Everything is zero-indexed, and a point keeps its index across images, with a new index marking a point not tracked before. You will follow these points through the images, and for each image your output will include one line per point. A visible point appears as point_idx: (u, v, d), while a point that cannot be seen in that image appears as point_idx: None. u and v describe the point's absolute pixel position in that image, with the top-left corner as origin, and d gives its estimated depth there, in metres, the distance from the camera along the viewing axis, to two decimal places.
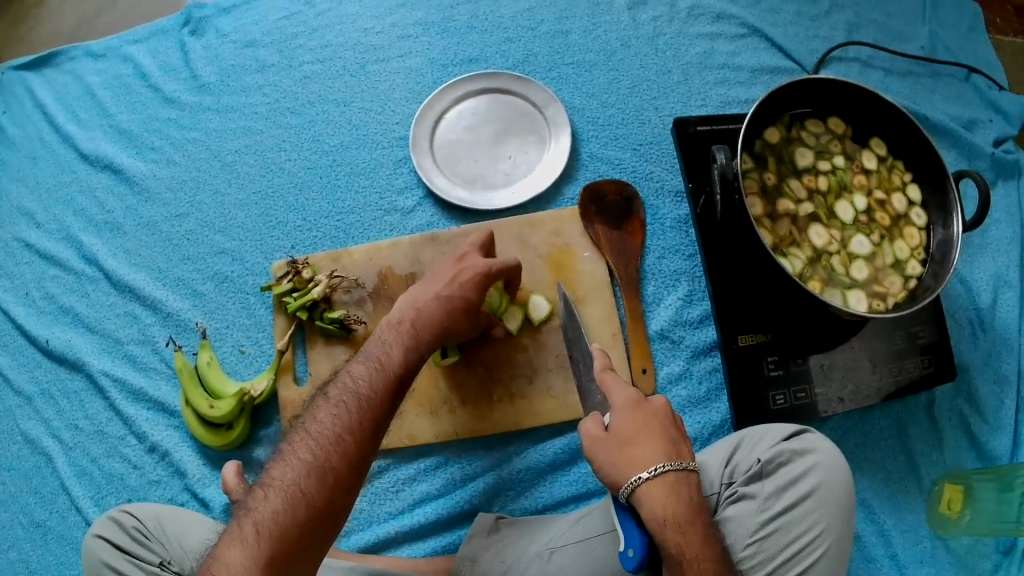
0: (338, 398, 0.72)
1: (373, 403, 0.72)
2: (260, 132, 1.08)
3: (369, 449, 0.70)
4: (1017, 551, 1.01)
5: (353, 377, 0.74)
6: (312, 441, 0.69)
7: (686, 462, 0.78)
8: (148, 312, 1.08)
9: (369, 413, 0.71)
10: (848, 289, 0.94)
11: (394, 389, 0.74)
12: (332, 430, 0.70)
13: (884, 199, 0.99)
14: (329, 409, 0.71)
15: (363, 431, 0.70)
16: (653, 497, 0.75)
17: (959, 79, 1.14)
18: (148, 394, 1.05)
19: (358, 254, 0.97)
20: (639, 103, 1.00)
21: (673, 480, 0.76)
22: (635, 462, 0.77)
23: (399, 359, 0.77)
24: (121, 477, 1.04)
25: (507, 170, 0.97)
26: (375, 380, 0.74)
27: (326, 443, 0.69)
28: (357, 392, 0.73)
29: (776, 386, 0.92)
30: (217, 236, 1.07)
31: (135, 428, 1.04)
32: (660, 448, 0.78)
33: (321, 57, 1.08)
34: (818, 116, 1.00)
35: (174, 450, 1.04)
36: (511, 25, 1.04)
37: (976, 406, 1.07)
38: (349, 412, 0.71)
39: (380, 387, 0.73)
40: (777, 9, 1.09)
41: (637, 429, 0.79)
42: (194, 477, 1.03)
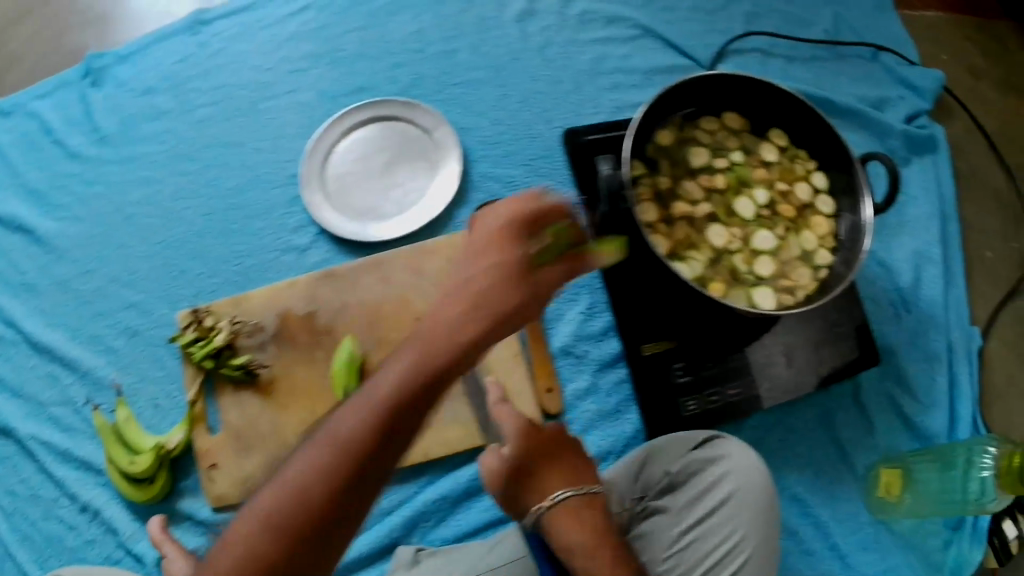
0: (315, 449, 0.54)
1: (364, 462, 0.54)
2: (159, 181, 1.06)
3: (351, 513, 0.54)
4: (965, 526, 1.01)
5: (351, 416, 0.55)
6: (282, 499, 0.53)
7: (591, 486, 0.76)
8: (68, 372, 1.06)
9: (354, 472, 0.54)
10: (754, 287, 0.92)
11: (392, 440, 0.55)
12: (314, 488, 0.53)
13: (787, 191, 0.96)
14: (311, 460, 0.54)
15: (346, 491, 0.54)
16: (558, 526, 0.74)
17: (867, 59, 1.12)
18: (75, 454, 1.04)
19: (257, 299, 0.96)
20: (529, 118, 0.99)
21: (575, 506, 0.75)
22: (539, 491, 0.75)
23: (396, 386, 0.55)
24: (59, 539, 1.02)
25: (398, 198, 0.96)
26: (373, 424, 0.54)
27: (311, 484, 0.53)
28: (354, 435, 0.54)
29: (686, 393, 0.90)
30: (125, 290, 1.06)
31: (65, 488, 1.03)
32: (562, 474, 0.76)
33: (216, 98, 1.06)
34: (711, 113, 0.97)
35: (105, 507, 1.03)
36: (399, 50, 1.03)
37: (907, 387, 1.06)
38: (334, 466, 0.54)
39: (374, 433, 0.54)
40: (671, 7, 1.07)
41: (538, 458, 0.76)
42: (125, 534, 1.02)
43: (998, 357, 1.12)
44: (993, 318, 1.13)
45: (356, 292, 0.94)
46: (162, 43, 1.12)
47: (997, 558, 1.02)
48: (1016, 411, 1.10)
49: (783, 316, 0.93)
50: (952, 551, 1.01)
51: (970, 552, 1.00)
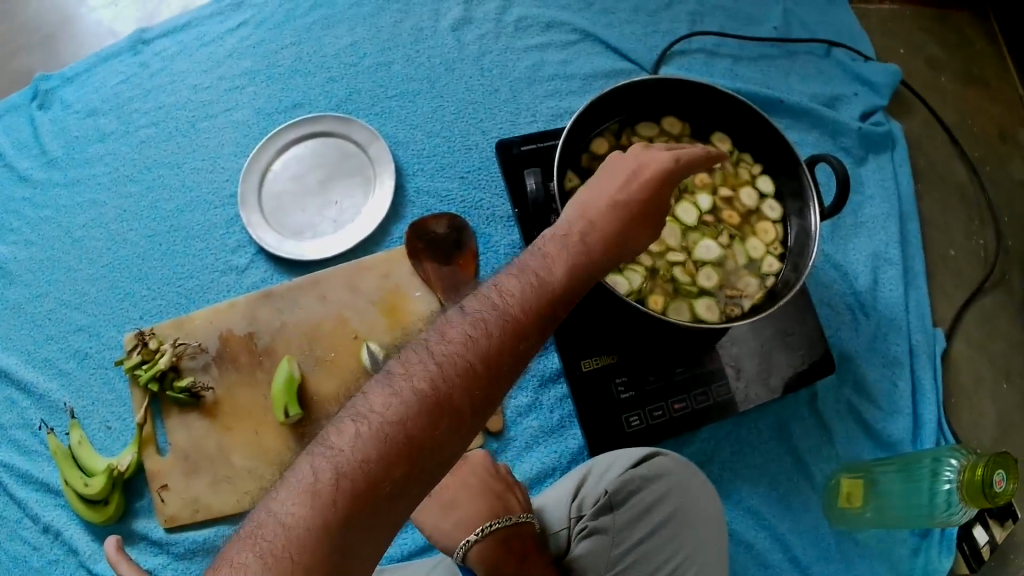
0: (484, 323, 0.55)
1: (469, 390, 0.52)
2: (105, 203, 1.06)
3: (447, 445, 0.51)
4: (932, 534, 0.99)
5: (454, 342, 0.53)
6: (385, 420, 0.49)
7: (519, 513, 0.74)
8: (25, 394, 1.03)
9: (458, 398, 0.51)
10: (696, 297, 0.90)
11: (497, 370, 0.54)
12: (406, 411, 0.50)
13: (731, 196, 0.95)
14: (475, 331, 0.54)
15: (449, 418, 0.51)
16: (487, 558, 0.71)
17: (819, 55, 1.10)
18: (35, 476, 1.00)
19: (200, 319, 0.96)
20: (465, 129, 0.98)
21: (504, 536, 0.72)
22: (465, 523, 0.74)
23: (564, 277, 0.60)
24: (24, 560, 0.98)
25: (334, 216, 0.95)
26: (491, 351, 0.53)
27: (488, 354, 0.53)
28: (455, 359, 0.52)
29: (628, 409, 0.89)
30: (75, 314, 1.04)
31: (28, 510, 0.99)
32: (486, 504, 0.75)
33: (156, 119, 1.06)
34: (650, 118, 0.95)
35: (66, 527, 0.99)
36: (334, 64, 1.02)
37: (866, 394, 1.04)
38: (436, 388, 0.51)
39: (481, 360, 0.53)
40: (610, 10, 1.05)
41: (459, 491, 0.77)
42: (86, 553, 0.97)
43: (964, 358, 1.09)
44: (959, 318, 1.10)
45: (296, 311, 0.93)
46: (107, 63, 1.12)
47: (967, 565, 1.00)
48: (983, 413, 1.07)
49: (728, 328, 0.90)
50: (919, 560, 0.99)
51: (938, 561, 0.98)
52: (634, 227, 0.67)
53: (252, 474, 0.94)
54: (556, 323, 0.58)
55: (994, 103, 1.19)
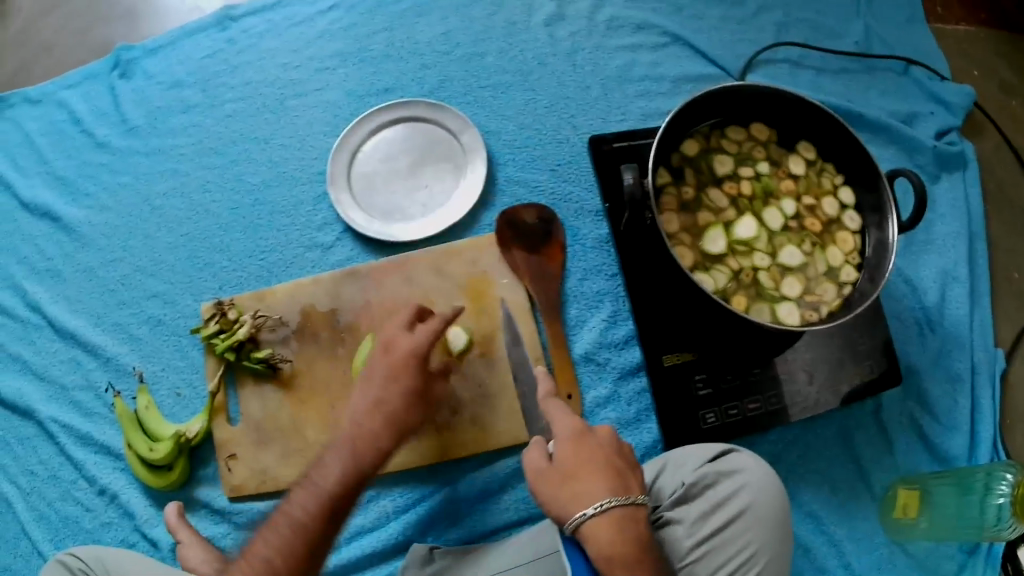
0: (320, 489, 0.77)
1: (330, 516, 0.76)
2: (186, 173, 1.07)
3: (319, 558, 0.75)
4: (981, 551, 1.00)
5: (320, 482, 0.78)
6: (259, 561, 0.73)
7: (636, 496, 0.73)
8: (90, 357, 1.05)
9: (324, 524, 0.76)
10: (777, 302, 0.91)
11: (329, 517, 0.76)
12: (296, 540, 0.74)
13: (814, 205, 0.95)
14: (311, 496, 0.77)
15: (306, 550, 0.74)
16: (598, 535, 0.71)
17: (897, 73, 1.11)
18: (93, 438, 1.03)
19: (281, 292, 0.97)
20: (557, 123, 0.99)
21: (618, 518, 0.72)
22: (580, 496, 0.73)
23: (385, 441, 0.80)
24: (76, 520, 1.01)
25: (424, 200, 0.96)
26: (325, 509, 0.76)
27: (299, 521, 0.75)
28: (321, 499, 0.76)
29: (706, 405, 0.90)
30: (148, 280, 1.06)
31: (85, 472, 1.01)
32: (603, 482, 0.74)
33: (243, 94, 1.08)
34: (739, 123, 0.96)
35: (122, 492, 1.01)
36: (427, 51, 1.04)
37: (927, 408, 1.05)
38: (306, 518, 0.75)
39: (344, 494, 0.77)
40: (700, 15, 1.07)
41: (580, 463, 0.75)
42: (141, 518, 1.00)
43: (1022, 381, 1.11)
44: (1019, 341, 1.12)
45: (379, 290, 0.94)
46: (192, 37, 1.13)
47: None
48: None
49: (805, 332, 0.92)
50: None
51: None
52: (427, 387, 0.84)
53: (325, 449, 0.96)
54: (358, 486, 0.78)
55: None
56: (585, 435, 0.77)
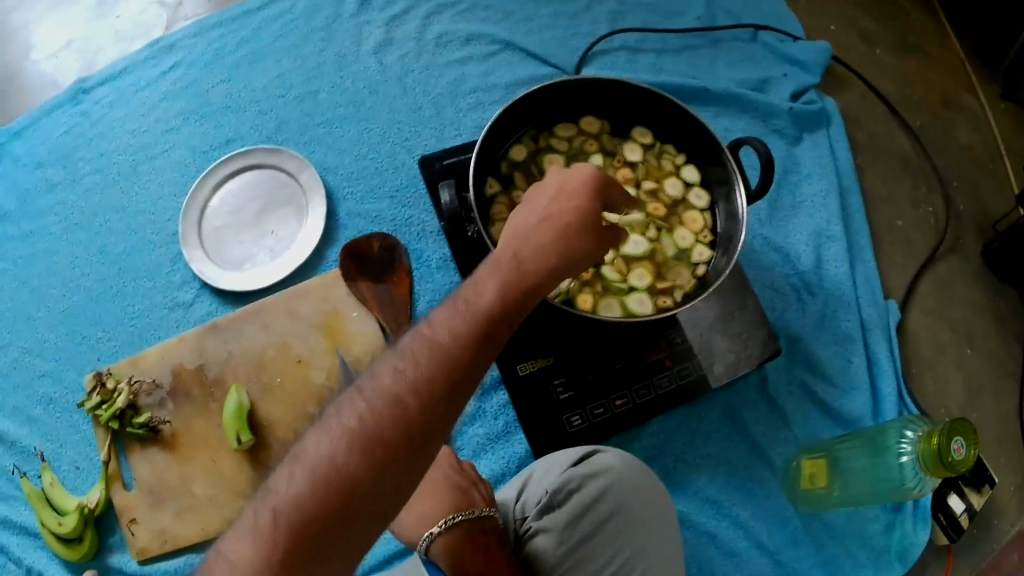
0: (426, 355, 0.56)
1: (444, 383, 0.56)
2: (58, 251, 1.09)
3: (408, 451, 0.54)
4: (905, 507, 0.99)
5: (444, 341, 0.57)
6: (318, 461, 0.52)
7: (481, 507, 0.82)
8: None
9: (416, 400, 0.54)
10: (627, 294, 0.90)
11: (421, 396, 0.55)
12: (363, 428, 0.53)
13: (656, 188, 0.95)
14: (429, 360, 0.56)
15: (391, 436, 0.53)
16: (451, 547, 0.78)
17: (746, 40, 1.10)
18: (13, 521, 1.03)
19: (152, 355, 0.98)
20: (392, 148, 0.99)
21: (467, 528, 0.79)
22: (427, 516, 0.82)
23: (495, 296, 0.60)
24: None
25: (270, 245, 0.97)
26: (422, 381, 0.55)
27: (387, 401, 0.54)
28: (451, 344, 0.57)
29: (569, 410, 0.90)
30: (37, 360, 1.07)
31: (11, 553, 1.02)
32: (448, 503, 0.82)
33: (99, 165, 1.10)
34: (567, 119, 0.95)
35: (47, 567, 1.02)
36: (263, 97, 1.05)
37: (819, 371, 1.03)
38: (426, 371, 0.55)
39: (469, 353, 0.57)
40: (530, 18, 1.07)
41: (422, 488, 0.84)
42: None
43: (924, 328, 1.09)
44: (912, 288, 1.10)
45: (241, 341, 0.94)
46: (50, 114, 1.15)
47: (947, 536, 0.99)
48: (949, 381, 1.07)
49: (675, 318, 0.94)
50: (895, 535, 0.99)
51: (915, 533, 0.98)
52: (601, 217, 0.67)
53: (215, 502, 0.96)
54: (491, 349, 0.59)
55: (933, 69, 1.21)
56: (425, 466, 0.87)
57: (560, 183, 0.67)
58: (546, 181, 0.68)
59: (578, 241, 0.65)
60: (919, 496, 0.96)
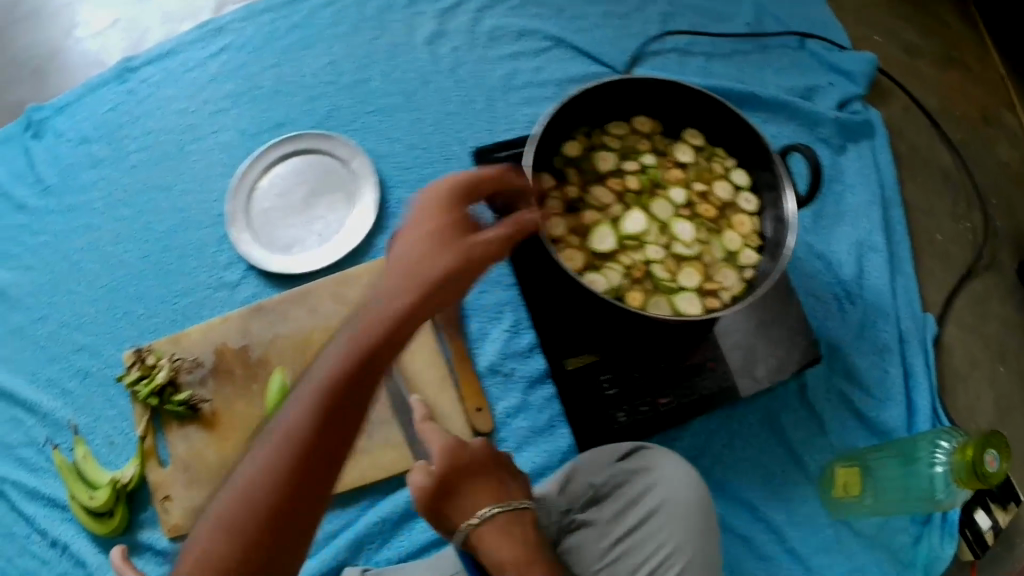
0: (320, 381, 0.56)
1: (340, 407, 0.56)
2: (100, 227, 1.09)
3: (314, 479, 0.55)
4: (934, 520, 0.99)
5: (331, 365, 0.57)
6: (238, 496, 0.54)
7: (518, 499, 0.79)
8: (27, 414, 1.10)
9: (317, 431, 0.55)
10: (676, 294, 0.91)
11: (324, 420, 0.55)
12: (272, 462, 0.54)
13: (706, 190, 0.95)
14: (322, 386, 0.56)
15: (295, 470, 0.54)
16: (487, 542, 0.76)
17: (793, 47, 1.10)
18: (41, 492, 1.07)
19: (195, 334, 0.98)
20: (443, 139, 0.99)
21: (505, 522, 0.77)
22: (464, 508, 0.78)
23: (394, 310, 0.59)
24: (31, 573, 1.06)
25: (320, 230, 0.97)
26: (316, 409, 0.56)
27: (288, 437, 0.55)
28: (350, 370, 0.57)
29: (616, 405, 0.90)
30: (75, 333, 1.08)
31: (34, 525, 1.06)
32: (485, 494, 0.78)
33: (145, 144, 1.10)
34: (620, 118, 0.95)
35: (71, 540, 1.04)
36: (314, 82, 1.05)
37: (855, 380, 1.04)
38: (321, 396, 0.56)
39: (348, 387, 0.56)
40: (583, 15, 1.07)
41: (460, 479, 0.79)
42: (95, 565, 1.04)
43: (959, 343, 1.09)
44: (949, 302, 1.10)
45: (286, 323, 0.95)
46: (94, 92, 1.16)
47: (971, 551, 0.99)
48: (980, 397, 1.08)
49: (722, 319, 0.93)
50: (921, 548, 0.99)
51: (941, 547, 0.98)
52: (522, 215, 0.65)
53: None
54: (379, 362, 0.58)
55: (975, 85, 1.21)
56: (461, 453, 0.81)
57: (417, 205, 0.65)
58: (422, 201, 0.65)
59: (469, 250, 0.62)
60: (947, 508, 0.98)
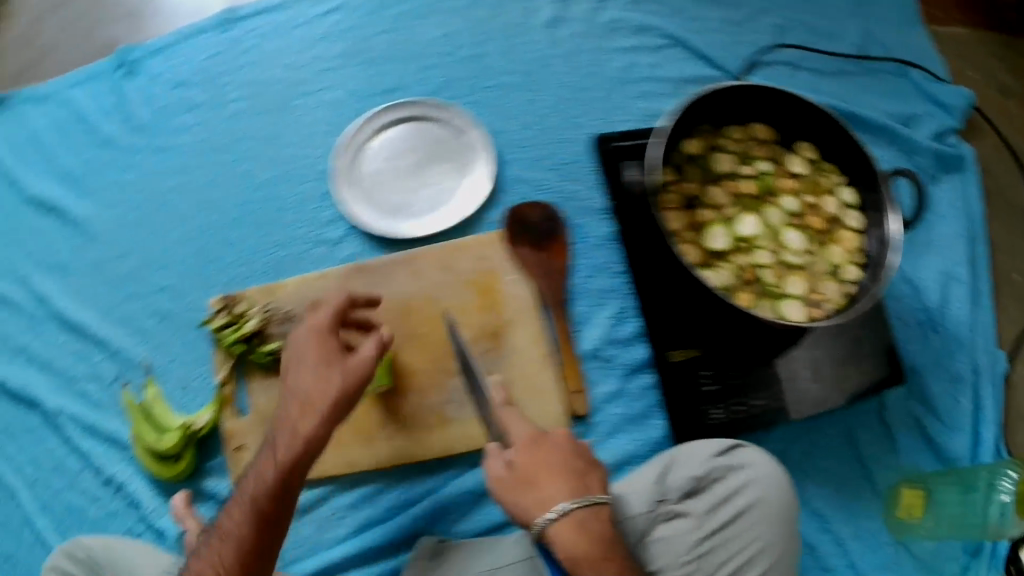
0: (279, 464, 0.79)
1: (280, 489, 0.78)
2: (195, 169, 1.07)
3: (267, 534, 0.78)
4: (983, 551, 1.01)
5: (277, 452, 0.80)
6: (226, 533, 0.79)
7: (596, 494, 0.77)
8: (97, 349, 1.08)
9: (269, 504, 0.78)
10: (781, 299, 0.93)
11: (272, 494, 0.78)
12: (246, 520, 0.78)
13: (815, 203, 0.97)
14: (265, 465, 0.80)
15: (261, 523, 0.78)
16: (561, 539, 0.75)
17: (893, 74, 1.10)
18: (103, 430, 1.07)
19: (290, 287, 0.98)
20: (559, 124, 1.00)
21: (580, 518, 0.76)
22: (543, 501, 0.76)
23: (314, 425, 0.79)
24: (81, 509, 1.06)
25: (430, 197, 0.97)
26: (269, 490, 0.78)
27: (243, 503, 0.79)
28: (295, 464, 0.79)
29: (714, 401, 0.92)
30: (159, 274, 1.06)
31: (90, 461, 1.06)
32: (566, 487, 0.77)
33: (246, 94, 1.07)
34: (739, 123, 0.98)
35: (129, 481, 1.05)
36: (427, 53, 1.03)
37: (929, 405, 1.06)
38: (272, 477, 0.78)
39: (280, 479, 0.78)
40: (702, 17, 1.08)
41: (540, 470, 0.78)
42: (148, 508, 1.03)
43: None
44: (1021, 341, 1.12)
45: (386, 286, 0.95)
46: (190, 40, 1.13)
47: None
48: None
49: (808, 329, 0.93)
50: None
51: None
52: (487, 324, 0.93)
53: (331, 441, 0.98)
54: None
55: None
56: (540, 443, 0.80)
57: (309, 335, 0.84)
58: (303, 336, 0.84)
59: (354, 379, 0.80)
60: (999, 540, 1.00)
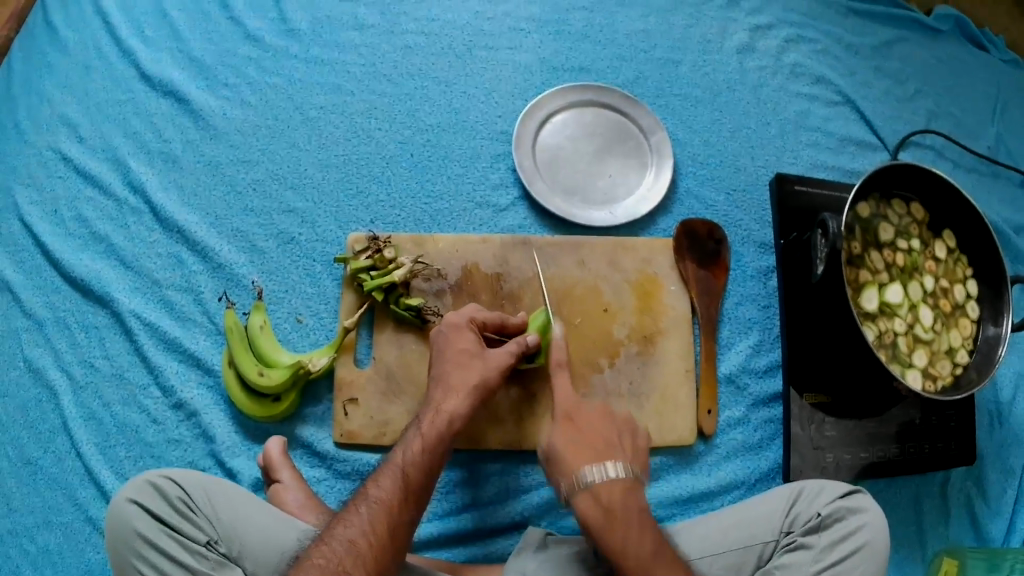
0: (422, 437, 0.78)
1: (427, 466, 0.77)
2: (351, 93, 1.01)
3: (409, 514, 0.75)
4: None
5: (422, 430, 0.79)
6: (353, 513, 0.74)
7: (614, 464, 0.77)
8: (196, 258, 0.96)
9: (410, 478, 0.76)
10: (906, 368, 0.97)
11: (416, 471, 0.76)
12: (385, 490, 0.75)
13: (946, 288, 1.02)
14: (411, 441, 0.79)
15: (401, 498, 0.75)
16: (580, 507, 0.76)
17: (1016, 184, 1.14)
18: (183, 346, 0.93)
19: (444, 243, 0.93)
20: (737, 149, 1.04)
21: (597, 488, 0.76)
22: (568, 470, 0.77)
23: (463, 410, 0.80)
24: (136, 430, 0.91)
25: (605, 188, 0.99)
26: (414, 464, 0.77)
27: (379, 477, 0.77)
28: (437, 440, 0.78)
29: (828, 447, 0.94)
30: (288, 192, 0.98)
31: (163, 380, 0.92)
32: (586, 456, 0.78)
33: (427, 30, 1.04)
34: (902, 198, 1.03)
35: (203, 411, 0.91)
36: (625, 43, 1.06)
37: (982, 490, 1.09)
38: (416, 456, 0.77)
39: (424, 463, 0.77)
40: (870, 84, 1.13)
41: (564, 444, 0.79)
42: (223, 444, 0.90)
43: None
44: None
45: (551, 266, 0.93)
46: None
47: None
48: None
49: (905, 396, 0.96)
50: None
51: None
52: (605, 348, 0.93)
53: None
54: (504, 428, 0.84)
55: None
56: (573, 419, 0.81)
57: (449, 329, 0.85)
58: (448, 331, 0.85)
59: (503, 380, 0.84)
60: None
